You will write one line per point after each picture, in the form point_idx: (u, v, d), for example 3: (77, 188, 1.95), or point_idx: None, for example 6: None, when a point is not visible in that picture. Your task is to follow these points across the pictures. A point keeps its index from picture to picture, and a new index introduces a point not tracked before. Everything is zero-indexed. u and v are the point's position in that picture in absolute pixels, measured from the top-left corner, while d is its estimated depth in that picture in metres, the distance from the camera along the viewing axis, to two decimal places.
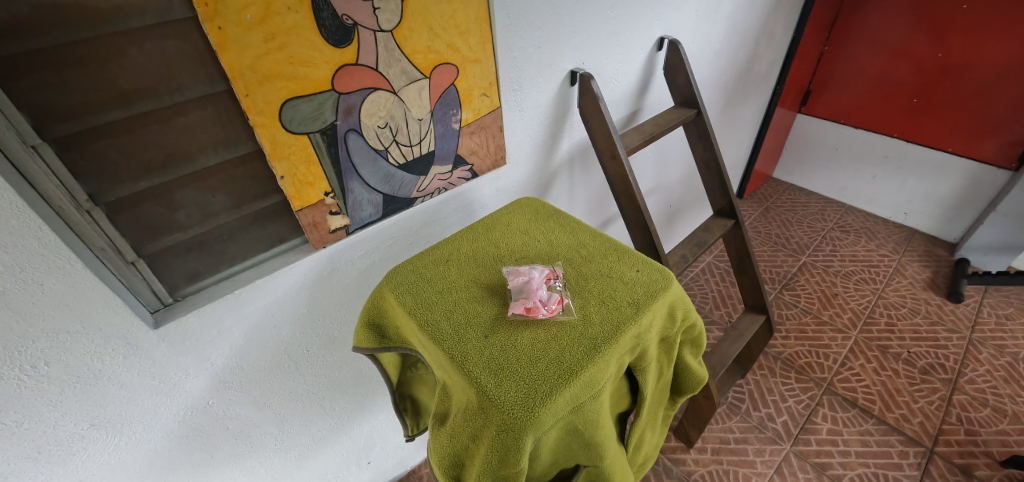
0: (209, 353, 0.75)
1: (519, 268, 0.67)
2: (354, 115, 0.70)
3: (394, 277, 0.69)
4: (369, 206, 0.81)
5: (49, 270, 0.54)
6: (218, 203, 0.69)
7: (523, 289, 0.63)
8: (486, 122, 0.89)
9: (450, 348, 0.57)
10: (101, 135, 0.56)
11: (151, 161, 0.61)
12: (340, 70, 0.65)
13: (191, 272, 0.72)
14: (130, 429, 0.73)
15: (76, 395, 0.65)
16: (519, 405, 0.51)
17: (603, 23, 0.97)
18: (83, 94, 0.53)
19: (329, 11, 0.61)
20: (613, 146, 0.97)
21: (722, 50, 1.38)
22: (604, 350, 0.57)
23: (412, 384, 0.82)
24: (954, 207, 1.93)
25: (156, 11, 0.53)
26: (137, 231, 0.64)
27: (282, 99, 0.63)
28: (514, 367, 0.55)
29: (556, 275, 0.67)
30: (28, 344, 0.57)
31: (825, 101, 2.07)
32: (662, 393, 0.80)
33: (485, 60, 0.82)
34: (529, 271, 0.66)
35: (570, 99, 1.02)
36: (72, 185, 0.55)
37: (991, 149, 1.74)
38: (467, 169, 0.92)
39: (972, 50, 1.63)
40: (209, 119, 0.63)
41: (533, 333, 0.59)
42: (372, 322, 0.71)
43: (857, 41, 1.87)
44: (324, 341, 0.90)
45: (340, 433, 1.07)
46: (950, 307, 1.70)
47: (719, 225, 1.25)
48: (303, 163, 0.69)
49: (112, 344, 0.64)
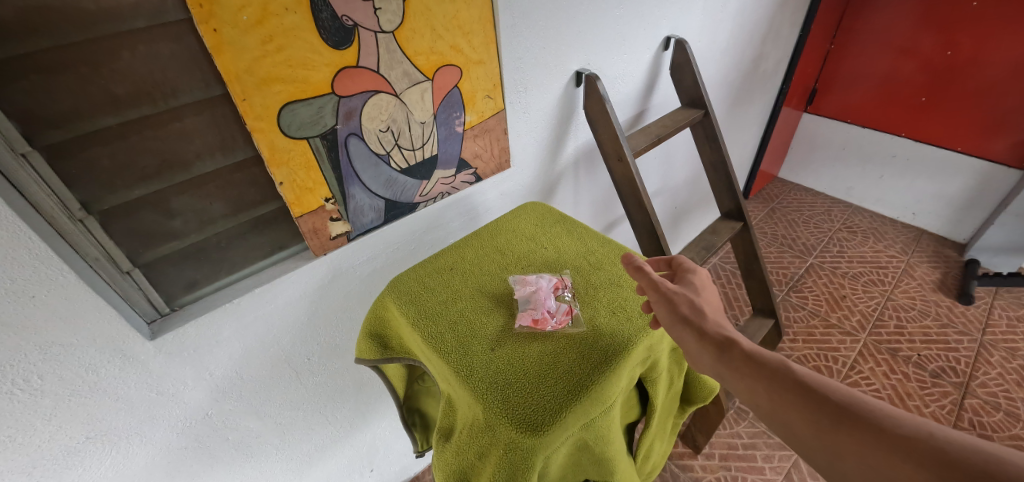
0: (208, 363, 0.73)
1: (525, 279, 0.66)
2: (355, 118, 0.68)
3: (397, 286, 0.68)
4: (371, 212, 0.79)
5: (41, 282, 0.52)
6: (215, 210, 0.67)
7: (530, 299, 0.62)
8: (490, 125, 0.87)
9: (456, 361, 0.56)
10: (93, 141, 0.54)
11: (145, 168, 0.59)
12: (340, 72, 0.63)
13: (188, 281, 0.70)
14: (128, 441, 0.71)
15: (70, 409, 0.63)
16: (528, 423, 0.49)
17: (609, 22, 0.95)
18: (74, 99, 0.51)
19: (328, 11, 0.59)
20: (620, 149, 0.95)
21: (729, 49, 1.35)
22: (616, 363, 0.55)
23: (416, 395, 0.80)
24: (963, 207, 1.90)
25: (149, 14, 0.51)
26: (132, 240, 0.62)
27: (281, 103, 0.61)
28: (523, 382, 0.53)
29: (564, 284, 0.66)
30: (20, 357, 0.55)
31: (831, 99, 2.05)
32: (673, 403, 0.78)
33: (489, 61, 0.80)
34: (536, 281, 0.65)
35: (575, 100, 0.99)
36: (64, 194, 0.54)
37: (1001, 147, 1.71)
38: (470, 173, 0.90)
39: (979, 48, 1.61)
40: (205, 124, 0.61)
41: (541, 346, 0.57)
42: (374, 332, 0.70)
43: (863, 40, 1.84)
44: (325, 349, 0.88)
45: (340, 441, 1.05)
46: (961, 309, 1.67)
47: (726, 227, 1.23)
48: (303, 168, 0.67)
49: (107, 356, 0.62)
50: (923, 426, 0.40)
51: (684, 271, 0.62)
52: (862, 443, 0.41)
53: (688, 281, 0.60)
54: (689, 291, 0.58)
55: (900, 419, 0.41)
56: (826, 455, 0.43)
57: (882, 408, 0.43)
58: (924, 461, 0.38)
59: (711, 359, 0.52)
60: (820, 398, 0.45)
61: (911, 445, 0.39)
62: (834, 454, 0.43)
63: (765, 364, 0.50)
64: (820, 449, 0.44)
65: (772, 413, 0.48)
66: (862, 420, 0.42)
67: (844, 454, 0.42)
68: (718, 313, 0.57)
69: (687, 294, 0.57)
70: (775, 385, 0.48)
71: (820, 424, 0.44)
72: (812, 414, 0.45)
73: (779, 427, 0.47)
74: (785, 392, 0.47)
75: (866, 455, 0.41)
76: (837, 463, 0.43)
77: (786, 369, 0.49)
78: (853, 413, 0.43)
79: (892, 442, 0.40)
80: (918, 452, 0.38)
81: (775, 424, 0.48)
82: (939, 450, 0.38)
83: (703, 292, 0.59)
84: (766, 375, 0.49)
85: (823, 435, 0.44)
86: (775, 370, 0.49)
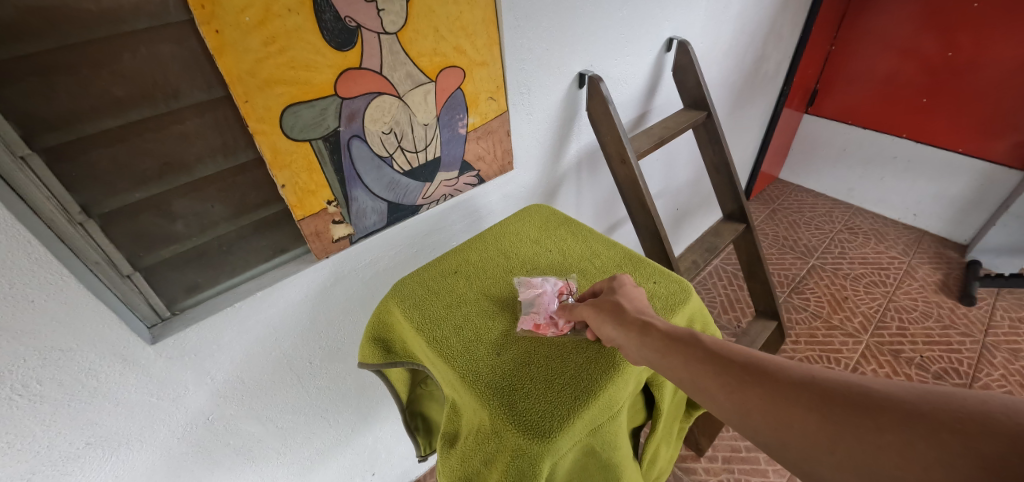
0: (209, 367, 0.72)
1: (530, 280, 0.65)
2: (357, 120, 0.68)
3: (400, 289, 0.67)
4: (373, 214, 0.79)
5: (40, 286, 0.51)
6: (217, 213, 0.67)
7: (535, 302, 0.62)
8: (493, 126, 0.86)
9: (461, 366, 0.55)
10: (93, 144, 0.54)
11: (146, 171, 0.58)
12: (343, 74, 0.63)
13: (189, 284, 0.69)
14: (127, 447, 0.70)
15: (70, 414, 0.62)
16: (535, 429, 0.48)
17: (612, 24, 0.94)
18: (75, 101, 0.51)
19: (331, 12, 0.58)
20: (623, 150, 0.95)
21: (731, 50, 1.35)
22: (623, 368, 0.54)
23: (419, 398, 0.79)
24: (964, 208, 1.90)
25: (151, 14, 0.51)
26: (133, 243, 0.61)
27: (283, 105, 0.60)
28: (529, 387, 0.53)
29: (569, 289, 0.65)
30: (19, 363, 0.54)
31: (831, 100, 2.05)
32: (678, 407, 0.77)
33: (492, 63, 0.79)
34: (542, 283, 0.64)
35: (578, 101, 0.99)
36: (63, 197, 0.53)
37: (1002, 148, 1.71)
38: (473, 175, 0.89)
39: (979, 49, 1.61)
40: (207, 126, 0.60)
41: (549, 352, 0.57)
42: (377, 336, 0.69)
43: (863, 41, 1.85)
44: (327, 353, 0.87)
45: (342, 445, 1.04)
46: (963, 310, 1.67)
47: (729, 230, 1.22)
48: (305, 171, 0.66)
49: (107, 360, 0.61)
50: (808, 371, 0.43)
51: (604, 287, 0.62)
52: (764, 393, 0.43)
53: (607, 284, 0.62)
54: (610, 297, 0.59)
55: (790, 368, 0.44)
56: (738, 414, 0.44)
57: (775, 361, 0.46)
58: (814, 398, 0.40)
59: (635, 344, 0.52)
60: (726, 360, 0.47)
61: (803, 386, 0.42)
62: (744, 410, 0.43)
63: (680, 339, 0.51)
64: (731, 409, 0.44)
65: (688, 383, 0.48)
66: (763, 373, 0.44)
67: (752, 408, 0.43)
68: (638, 302, 0.58)
69: (609, 300, 0.58)
70: (689, 355, 0.49)
71: (729, 384, 0.45)
72: (721, 375, 0.46)
73: (697, 396, 0.47)
74: (699, 360, 0.48)
75: (769, 405, 0.42)
76: (748, 420, 0.43)
77: (698, 340, 0.50)
78: (754, 369, 0.45)
79: (788, 387, 0.42)
80: (807, 391, 0.41)
81: (692, 392, 0.48)
82: (824, 388, 0.41)
83: (628, 294, 0.59)
84: (682, 348, 0.50)
85: (733, 394, 0.44)
86: (688, 343, 0.50)
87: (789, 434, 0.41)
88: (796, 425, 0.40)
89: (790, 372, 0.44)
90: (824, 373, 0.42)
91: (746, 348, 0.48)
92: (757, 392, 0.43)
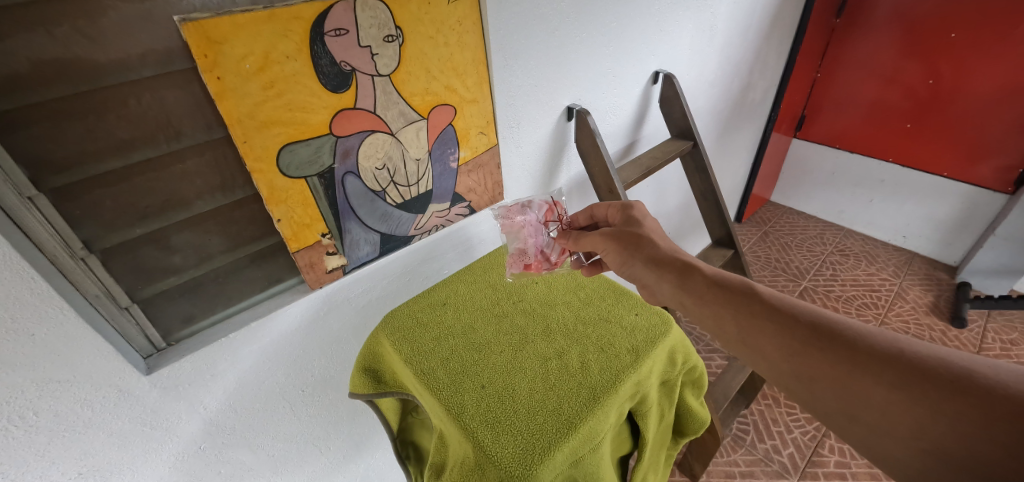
0: (201, 398, 0.74)
1: (511, 210, 0.72)
2: (351, 157, 0.71)
3: (389, 323, 0.69)
4: (366, 245, 0.81)
5: (40, 320, 0.54)
6: (213, 246, 0.69)
7: (519, 234, 0.71)
8: (484, 160, 0.89)
9: (447, 400, 0.57)
10: (97, 184, 0.56)
11: (147, 208, 0.60)
12: (338, 114, 0.66)
13: (185, 315, 0.71)
14: (119, 476, 0.71)
15: (65, 444, 0.63)
16: (518, 465, 0.50)
17: (598, 60, 0.98)
18: (82, 144, 0.53)
19: (327, 58, 0.62)
20: (611, 181, 0.98)
21: (717, 80, 1.40)
22: (603, 399, 0.56)
23: (410, 427, 0.80)
24: (953, 231, 1.93)
25: (156, 64, 0.54)
26: (132, 276, 0.63)
27: (279, 144, 0.63)
28: (512, 421, 0.54)
29: (553, 210, 0.74)
30: (18, 395, 0.56)
31: (819, 125, 2.10)
32: (663, 436, 0.78)
33: (482, 100, 0.83)
34: (524, 214, 0.72)
35: (566, 133, 1.02)
36: (67, 234, 0.55)
37: (987, 173, 1.75)
38: (465, 206, 0.92)
39: (959, 77, 1.66)
40: (206, 165, 0.63)
41: (532, 385, 0.59)
42: (367, 366, 0.71)
43: (847, 68, 1.90)
44: (318, 380, 0.88)
45: (334, 473, 1.03)
46: (954, 333, 1.68)
47: (717, 256, 1.25)
48: (300, 205, 0.69)
49: (103, 392, 0.63)
50: (896, 344, 0.47)
51: (605, 214, 0.74)
52: (836, 363, 0.48)
53: (630, 215, 0.70)
54: (632, 229, 0.68)
55: (871, 337, 0.48)
56: (800, 379, 0.50)
57: (850, 327, 0.50)
58: (902, 377, 0.44)
59: (671, 285, 0.62)
60: (792, 321, 0.52)
61: (886, 360, 0.45)
62: (807, 375, 0.49)
63: (729, 289, 0.58)
64: (789, 369, 0.51)
65: (739, 335, 0.55)
66: (831, 336, 0.49)
67: (818, 375, 0.48)
68: (663, 236, 0.68)
69: (631, 232, 0.67)
70: (743, 308, 0.56)
71: (793, 347, 0.51)
72: (786, 338, 0.51)
73: (747, 349, 0.55)
74: (753, 316, 0.54)
75: (839, 374, 0.47)
76: (811, 385, 0.49)
77: (752, 293, 0.57)
78: (824, 332, 0.50)
79: (863, 355, 0.47)
80: (893, 368, 0.45)
81: (745, 347, 0.55)
82: (913, 364, 0.44)
83: (644, 223, 0.69)
84: (733, 298, 0.57)
85: (796, 359, 0.50)
86: (740, 291, 0.57)
87: (864, 408, 0.46)
88: (875, 401, 0.45)
89: (871, 342, 0.47)
90: (911, 347, 0.46)
91: (812, 309, 0.53)
92: (827, 360, 0.48)
